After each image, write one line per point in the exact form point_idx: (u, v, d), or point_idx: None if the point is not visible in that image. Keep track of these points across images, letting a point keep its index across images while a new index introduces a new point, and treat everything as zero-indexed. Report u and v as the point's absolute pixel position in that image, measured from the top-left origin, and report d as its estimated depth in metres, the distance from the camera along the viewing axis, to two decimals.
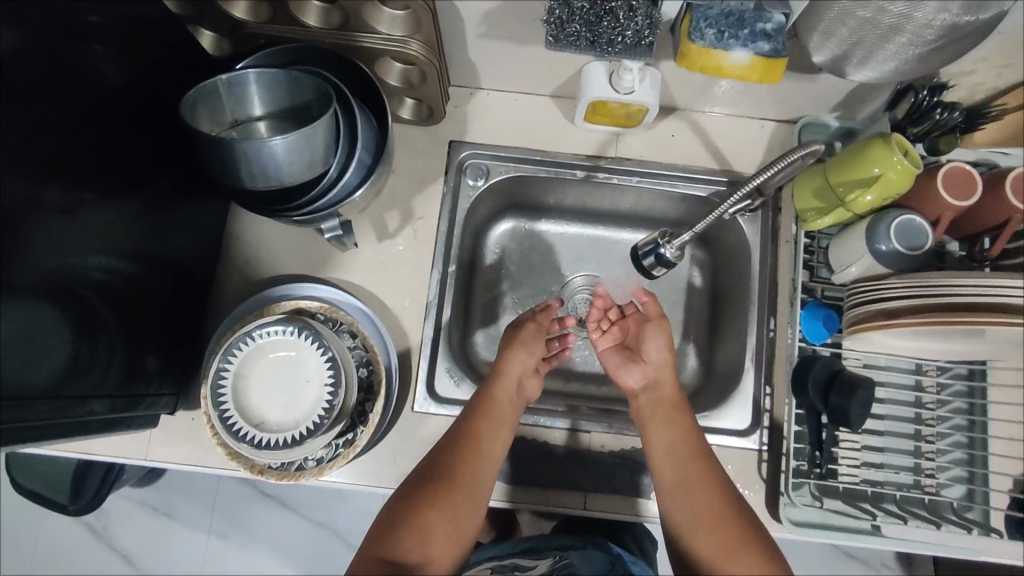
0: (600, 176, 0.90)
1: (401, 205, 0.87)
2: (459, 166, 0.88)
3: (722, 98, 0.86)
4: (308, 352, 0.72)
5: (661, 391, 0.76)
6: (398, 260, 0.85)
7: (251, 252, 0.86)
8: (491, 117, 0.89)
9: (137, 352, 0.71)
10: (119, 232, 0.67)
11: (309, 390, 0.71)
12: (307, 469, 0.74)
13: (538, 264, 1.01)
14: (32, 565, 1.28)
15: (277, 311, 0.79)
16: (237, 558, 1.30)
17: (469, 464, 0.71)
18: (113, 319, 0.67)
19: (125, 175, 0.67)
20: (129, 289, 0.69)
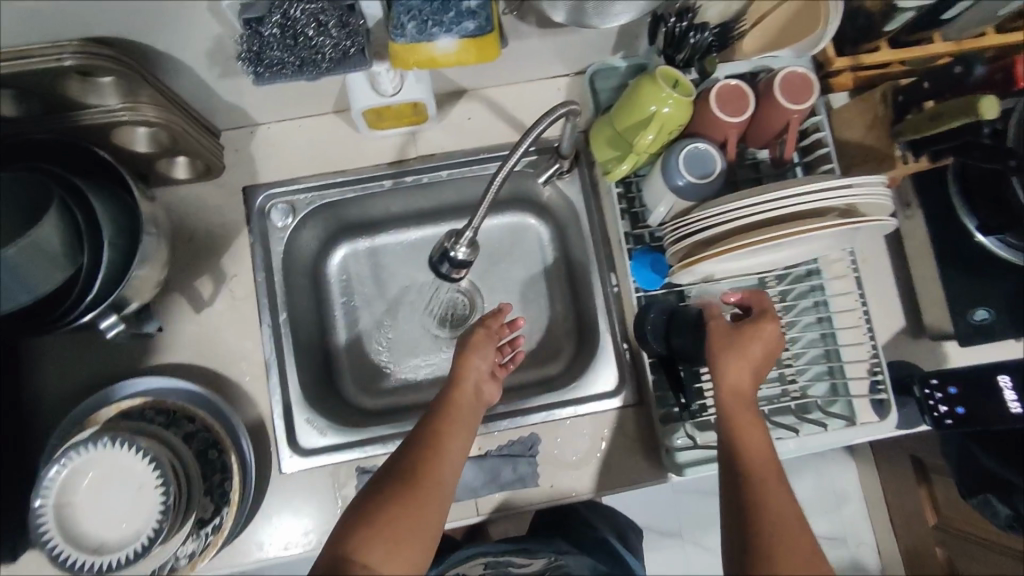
0: (409, 178, 0.86)
1: (210, 269, 0.82)
2: (260, 212, 0.84)
3: (502, 69, 0.83)
4: (128, 460, 0.66)
5: (744, 370, 0.66)
6: (223, 326, 0.81)
7: (59, 366, 0.78)
8: (278, 150, 0.84)
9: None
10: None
11: (144, 496, 0.66)
12: (178, 569, 0.70)
13: (388, 281, 0.98)
14: None
15: (98, 420, 0.73)
16: None
17: (434, 460, 0.64)
18: None
19: None
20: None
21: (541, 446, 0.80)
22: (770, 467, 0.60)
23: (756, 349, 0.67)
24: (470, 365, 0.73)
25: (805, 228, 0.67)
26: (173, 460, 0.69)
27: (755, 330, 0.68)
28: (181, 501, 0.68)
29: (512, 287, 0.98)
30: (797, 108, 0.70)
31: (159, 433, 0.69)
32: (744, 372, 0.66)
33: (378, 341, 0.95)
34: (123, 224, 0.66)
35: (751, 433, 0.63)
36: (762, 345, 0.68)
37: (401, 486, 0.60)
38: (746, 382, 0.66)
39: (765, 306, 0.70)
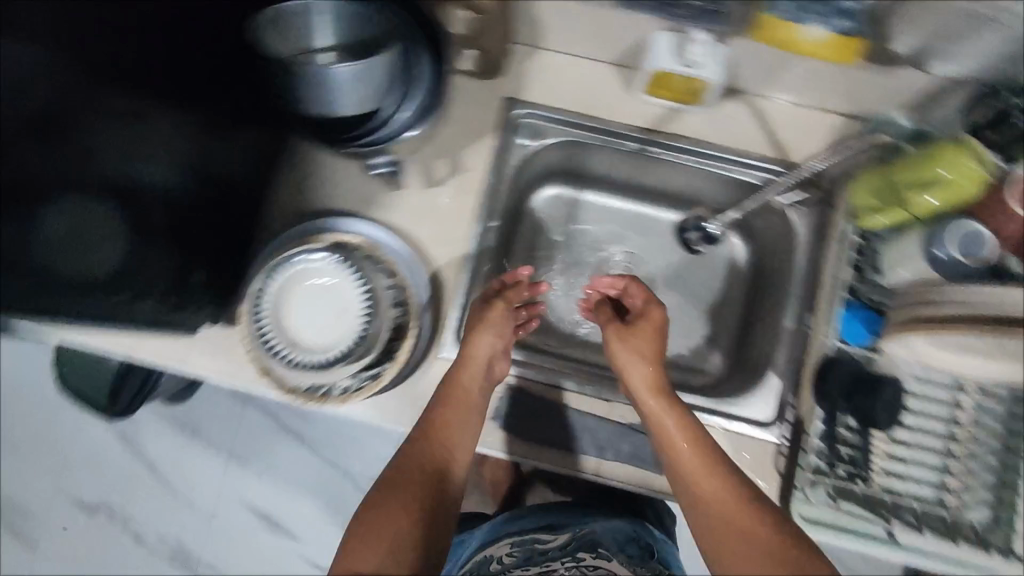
0: (653, 150, 0.89)
1: (451, 155, 0.86)
2: (512, 124, 0.88)
3: (791, 82, 0.83)
4: (344, 285, 0.83)
5: (675, 417, 0.73)
6: (441, 209, 0.86)
7: (296, 182, 0.86)
8: (550, 77, 0.88)
9: (174, 260, 0.73)
10: (171, 147, 0.73)
11: (343, 316, 0.83)
12: (331, 395, 0.78)
13: (575, 235, 1.02)
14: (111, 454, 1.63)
15: (320, 242, 0.83)
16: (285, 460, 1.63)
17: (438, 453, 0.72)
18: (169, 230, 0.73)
19: (196, 94, 0.74)
20: (160, 192, 0.73)
21: None
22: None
23: (643, 341, 0.80)
24: (480, 344, 0.78)
25: None
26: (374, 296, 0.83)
27: (653, 337, 0.80)
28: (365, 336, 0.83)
29: (685, 289, 1.00)
30: None
31: (365, 269, 0.83)
32: (663, 405, 0.74)
33: (548, 284, 0.98)
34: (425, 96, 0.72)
35: (738, 546, 0.63)
36: (647, 330, 0.80)
37: (399, 484, 0.68)
38: (675, 431, 0.72)
39: (648, 292, 0.83)
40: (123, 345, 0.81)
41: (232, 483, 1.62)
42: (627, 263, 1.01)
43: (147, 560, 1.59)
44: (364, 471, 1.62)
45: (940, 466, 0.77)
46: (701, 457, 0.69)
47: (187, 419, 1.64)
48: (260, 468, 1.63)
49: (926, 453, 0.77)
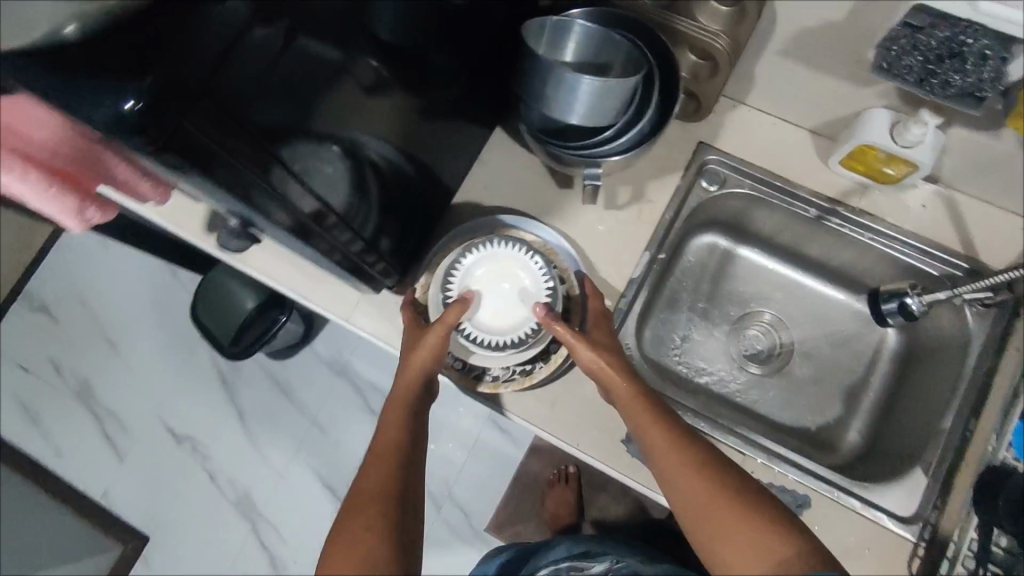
0: (832, 221, 0.90)
1: (636, 184, 0.91)
2: (700, 167, 0.91)
3: (995, 183, 0.83)
4: (530, 276, 0.84)
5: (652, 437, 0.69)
6: (615, 231, 0.89)
7: (487, 178, 0.92)
8: (745, 132, 0.92)
9: (382, 218, 0.77)
10: (392, 118, 0.71)
11: (526, 304, 0.83)
12: (484, 380, 0.83)
13: (723, 287, 1.03)
14: (210, 392, 1.73)
15: (509, 232, 0.87)
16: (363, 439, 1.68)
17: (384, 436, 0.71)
18: (378, 196, 0.74)
19: (436, 74, 0.74)
20: (376, 158, 0.71)
21: (807, 510, 0.79)
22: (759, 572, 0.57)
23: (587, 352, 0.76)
24: (421, 351, 0.76)
25: None
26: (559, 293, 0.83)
27: (606, 330, 0.80)
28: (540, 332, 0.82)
29: (826, 364, 0.98)
30: None
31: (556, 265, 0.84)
32: (625, 394, 0.73)
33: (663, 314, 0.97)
34: (643, 129, 0.75)
35: (737, 555, 0.59)
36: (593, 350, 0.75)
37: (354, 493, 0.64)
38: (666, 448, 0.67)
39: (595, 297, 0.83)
40: (304, 287, 0.88)
41: (308, 448, 1.68)
42: (770, 326, 1.01)
43: (215, 500, 1.67)
44: None
45: None
46: (680, 467, 0.66)
47: (283, 377, 1.72)
48: (337, 440, 1.68)
49: None
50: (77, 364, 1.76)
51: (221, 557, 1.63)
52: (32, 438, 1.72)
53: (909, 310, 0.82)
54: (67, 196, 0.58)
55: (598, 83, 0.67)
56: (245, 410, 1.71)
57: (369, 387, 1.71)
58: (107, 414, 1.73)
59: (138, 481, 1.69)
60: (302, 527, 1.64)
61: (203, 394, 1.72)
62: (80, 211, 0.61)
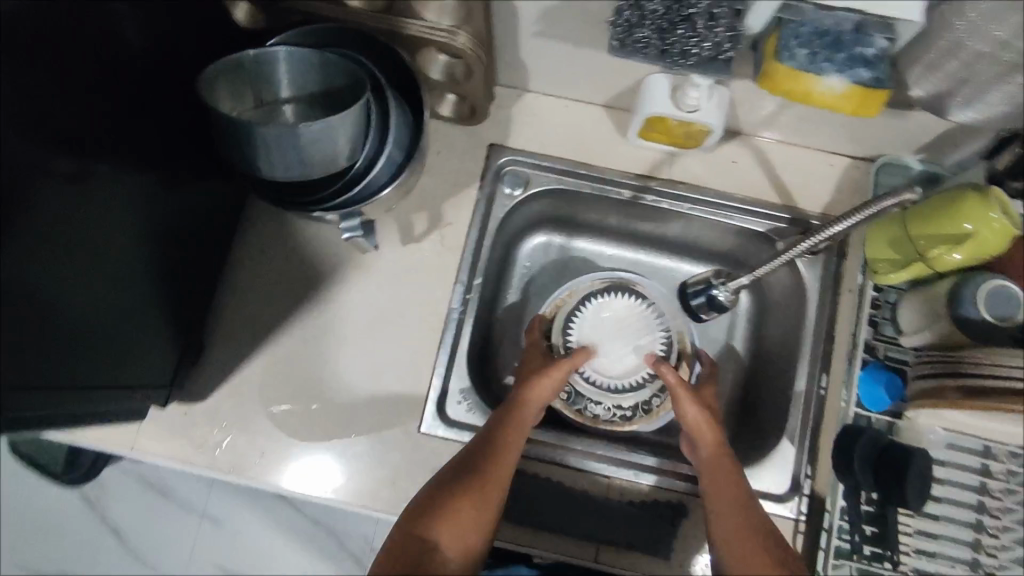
0: (648, 198, 0.83)
1: (430, 208, 0.80)
2: (497, 172, 0.82)
3: (793, 124, 0.77)
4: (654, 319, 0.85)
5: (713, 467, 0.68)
6: (419, 267, 0.79)
7: (262, 242, 0.79)
8: (537, 122, 0.83)
9: (136, 334, 0.63)
10: (123, 220, 0.58)
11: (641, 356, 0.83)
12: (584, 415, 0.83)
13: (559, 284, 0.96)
14: (75, 517, 1.52)
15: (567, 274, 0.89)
16: (264, 521, 1.53)
17: (494, 461, 0.64)
18: (126, 311, 0.61)
19: (154, 150, 0.61)
20: (119, 266, 0.58)
21: (684, 517, 0.74)
22: None
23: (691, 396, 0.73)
24: (543, 393, 0.73)
25: None
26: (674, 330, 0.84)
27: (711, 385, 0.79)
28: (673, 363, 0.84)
29: None
30: None
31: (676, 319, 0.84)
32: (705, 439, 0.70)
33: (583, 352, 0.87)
34: (396, 154, 0.64)
35: None
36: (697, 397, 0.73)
37: (452, 487, 0.61)
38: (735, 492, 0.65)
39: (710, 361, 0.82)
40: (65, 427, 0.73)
41: (205, 547, 1.51)
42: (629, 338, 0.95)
43: None
44: (347, 529, 1.53)
45: (970, 542, 0.70)
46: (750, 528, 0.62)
47: (156, 477, 1.54)
48: (235, 528, 1.52)
49: (955, 528, 0.70)
50: None
51: None
52: None
53: (717, 302, 0.77)
54: None
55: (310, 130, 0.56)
56: (121, 525, 1.52)
57: None
58: None
59: None
60: None
61: (68, 521, 1.51)
62: None
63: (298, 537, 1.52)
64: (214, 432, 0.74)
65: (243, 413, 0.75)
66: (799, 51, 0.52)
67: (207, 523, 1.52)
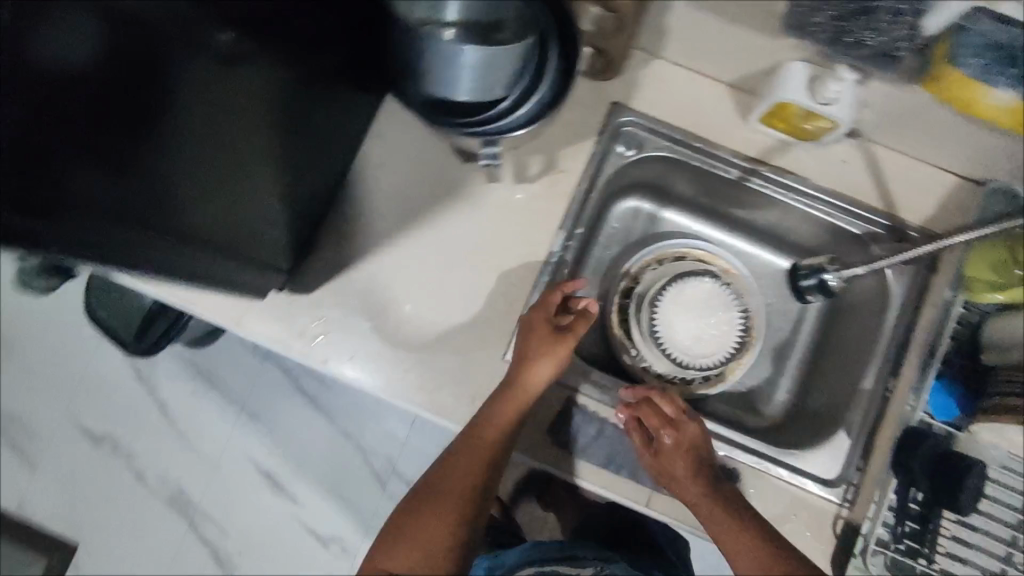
0: (754, 181, 0.85)
1: (546, 153, 0.83)
2: (614, 130, 0.84)
3: (915, 134, 0.79)
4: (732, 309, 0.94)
5: (670, 480, 0.75)
6: (527, 207, 0.82)
7: (385, 156, 0.82)
8: (663, 88, 0.85)
9: (258, 219, 0.69)
10: (259, 108, 0.61)
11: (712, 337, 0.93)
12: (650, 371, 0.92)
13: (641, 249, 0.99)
14: (126, 387, 1.61)
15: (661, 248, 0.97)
16: (299, 425, 1.61)
17: (469, 457, 0.74)
18: (250, 196, 0.66)
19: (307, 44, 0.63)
20: (253, 158, 0.64)
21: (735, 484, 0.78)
22: None
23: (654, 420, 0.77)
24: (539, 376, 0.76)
25: None
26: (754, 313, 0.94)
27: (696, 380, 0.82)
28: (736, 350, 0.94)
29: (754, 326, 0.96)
30: None
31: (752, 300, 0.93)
32: (659, 459, 0.75)
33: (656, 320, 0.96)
34: (543, 96, 0.66)
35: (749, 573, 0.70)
36: (659, 420, 0.77)
37: (432, 489, 0.74)
38: (696, 495, 0.74)
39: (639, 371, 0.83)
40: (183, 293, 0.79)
41: (239, 438, 1.60)
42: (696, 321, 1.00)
43: (145, 499, 1.58)
44: (374, 447, 1.60)
45: (1002, 556, 0.76)
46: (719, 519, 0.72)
47: (205, 365, 1.62)
48: (271, 426, 1.61)
49: (991, 541, 0.76)
50: None
51: (157, 556, 1.57)
52: None
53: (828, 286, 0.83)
54: None
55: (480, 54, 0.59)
56: (167, 402, 1.61)
57: (300, 369, 1.63)
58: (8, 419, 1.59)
59: (55, 488, 1.57)
60: (241, 518, 1.58)
61: (119, 389, 1.61)
62: None
63: (328, 445, 1.60)
64: (314, 323, 0.80)
65: (343, 311, 0.80)
66: (974, 61, 0.63)
67: (246, 416, 1.61)
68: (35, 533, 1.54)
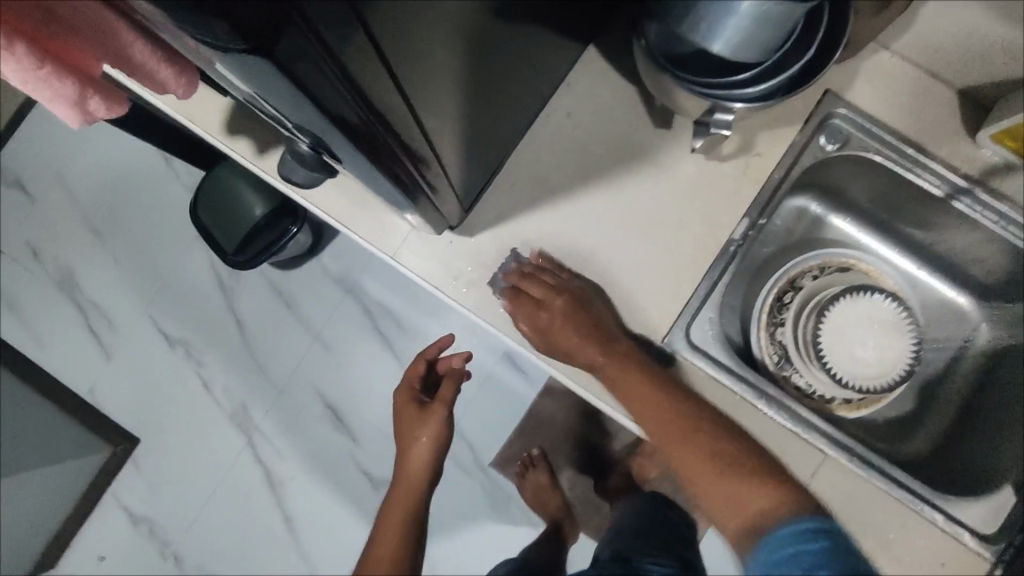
0: (963, 202, 0.77)
1: (745, 132, 0.77)
2: (823, 120, 0.77)
3: None
4: (898, 338, 0.86)
5: (653, 413, 0.69)
6: (710, 187, 0.76)
7: (574, 106, 0.77)
8: (884, 84, 0.77)
9: (446, 141, 0.62)
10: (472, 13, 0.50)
11: (870, 363, 0.85)
12: (791, 383, 0.86)
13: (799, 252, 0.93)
14: (205, 295, 1.61)
15: (834, 256, 0.88)
16: (368, 365, 1.58)
17: (384, 532, 0.93)
18: (445, 113, 0.58)
19: None
20: (455, 73, 0.55)
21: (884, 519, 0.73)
22: (713, 477, 0.67)
23: (539, 295, 0.73)
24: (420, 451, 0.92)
25: None
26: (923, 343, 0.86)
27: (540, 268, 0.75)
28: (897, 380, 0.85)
29: None
30: None
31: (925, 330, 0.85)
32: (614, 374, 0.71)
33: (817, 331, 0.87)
34: (796, 71, 0.60)
35: (710, 479, 0.67)
36: (544, 291, 0.74)
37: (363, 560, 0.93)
38: (594, 358, 0.72)
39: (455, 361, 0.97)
40: (346, 213, 0.76)
41: (308, 366, 1.59)
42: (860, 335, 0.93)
43: (208, 408, 1.59)
44: None
45: None
46: (638, 388, 0.70)
47: (286, 288, 1.61)
48: (342, 362, 1.59)
49: None
50: (62, 251, 1.64)
51: (211, 466, 1.58)
52: (11, 326, 1.63)
53: None
54: (63, 79, 0.43)
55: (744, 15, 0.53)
56: (243, 319, 1.60)
57: (379, 309, 1.59)
58: (93, 307, 1.62)
59: (128, 381, 1.60)
60: (298, 445, 1.58)
61: (198, 296, 1.61)
62: (80, 103, 0.46)
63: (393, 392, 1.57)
64: (470, 268, 0.76)
65: (502, 262, 0.76)
66: None
67: (319, 347, 1.60)
68: (103, 421, 1.58)
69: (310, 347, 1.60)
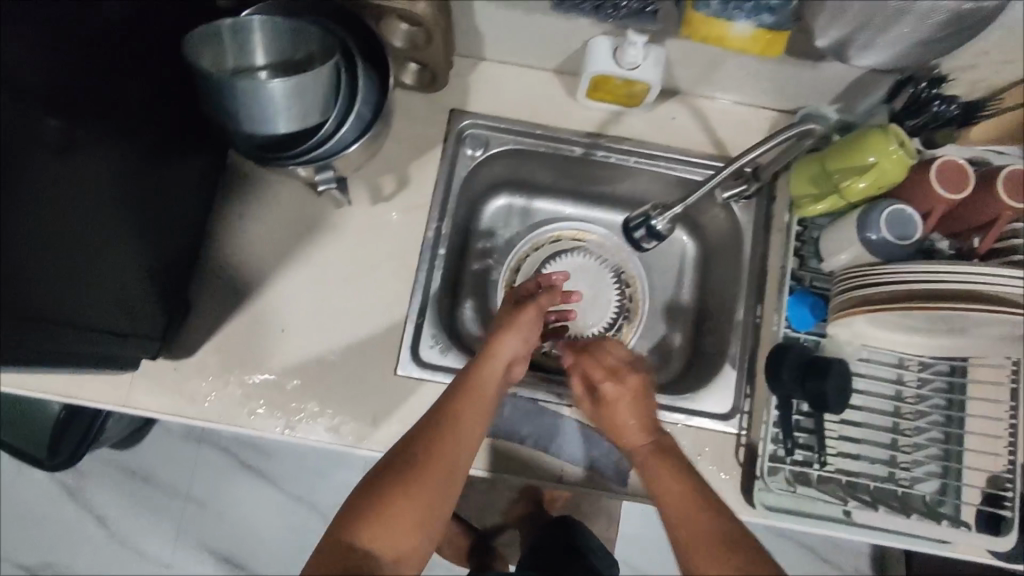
0: (598, 154, 0.90)
1: (397, 170, 0.87)
2: (458, 135, 0.88)
3: (726, 81, 0.85)
4: (610, 281, 0.99)
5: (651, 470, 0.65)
6: (391, 227, 0.85)
7: (243, 207, 0.85)
8: (493, 88, 0.89)
9: (130, 295, 0.71)
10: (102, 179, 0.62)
11: (599, 310, 0.97)
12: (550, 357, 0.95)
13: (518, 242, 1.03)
14: (57, 506, 1.53)
15: (536, 240, 1.00)
16: (248, 499, 1.56)
17: (442, 449, 0.62)
18: (114, 269, 0.67)
19: (122, 118, 0.65)
20: (106, 230, 0.64)
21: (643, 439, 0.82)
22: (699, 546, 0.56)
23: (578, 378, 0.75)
24: (504, 347, 0.74)
25: (962, 305, 0.66)
26: (632, 276, 0.99)
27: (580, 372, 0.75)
28: (623, 315, 0.98)
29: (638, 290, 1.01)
30: (1014, 205, 0.69)
31: (627, 263, 0.99)
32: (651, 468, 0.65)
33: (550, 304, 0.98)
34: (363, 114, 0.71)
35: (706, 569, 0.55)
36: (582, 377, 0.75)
37: (407, 474, 0.59)
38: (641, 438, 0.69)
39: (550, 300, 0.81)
40: (66, 386, 0.78)
41: (189, 528, 1.54)
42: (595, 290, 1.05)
43: None
44: (329, 502, 1.56)
45: (888, 443, 0.82)
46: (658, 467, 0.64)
47: (136, 463, 1.56)
48: (220, 508, 1.55)
49: (873, 432, 0.83)
50: None
51: None
52: None
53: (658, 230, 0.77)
54: None
55: (289, 77, 0.62)
56: (103, 512, 1.54)
57: (237, 442, 1.58)
58: None
59: None
60: None
61: (51, 511, 1.53)
62: None
63: (282, 514, 1.55)
64: (203, 384, 0.79)
65: (229, 365, 0.80)
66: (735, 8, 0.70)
67: (191, 504, 1.55)
68: None
69: (182, 508, 1.55)
